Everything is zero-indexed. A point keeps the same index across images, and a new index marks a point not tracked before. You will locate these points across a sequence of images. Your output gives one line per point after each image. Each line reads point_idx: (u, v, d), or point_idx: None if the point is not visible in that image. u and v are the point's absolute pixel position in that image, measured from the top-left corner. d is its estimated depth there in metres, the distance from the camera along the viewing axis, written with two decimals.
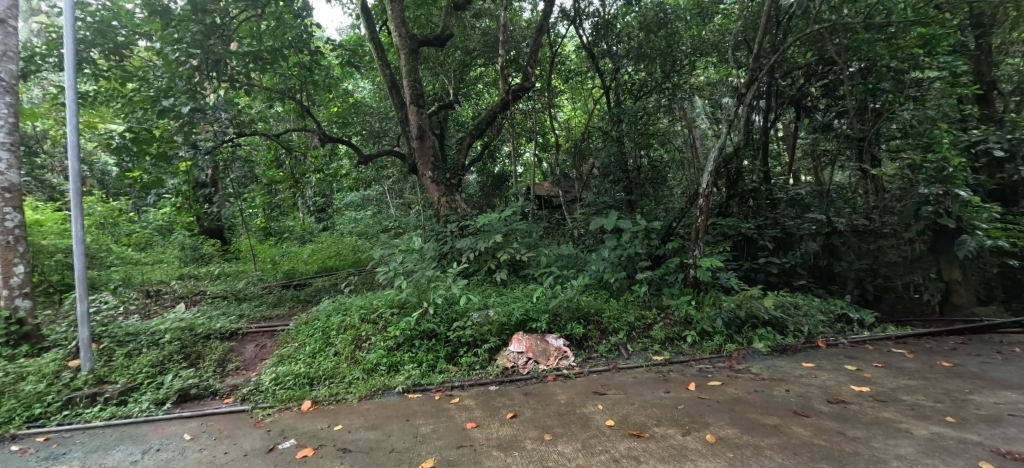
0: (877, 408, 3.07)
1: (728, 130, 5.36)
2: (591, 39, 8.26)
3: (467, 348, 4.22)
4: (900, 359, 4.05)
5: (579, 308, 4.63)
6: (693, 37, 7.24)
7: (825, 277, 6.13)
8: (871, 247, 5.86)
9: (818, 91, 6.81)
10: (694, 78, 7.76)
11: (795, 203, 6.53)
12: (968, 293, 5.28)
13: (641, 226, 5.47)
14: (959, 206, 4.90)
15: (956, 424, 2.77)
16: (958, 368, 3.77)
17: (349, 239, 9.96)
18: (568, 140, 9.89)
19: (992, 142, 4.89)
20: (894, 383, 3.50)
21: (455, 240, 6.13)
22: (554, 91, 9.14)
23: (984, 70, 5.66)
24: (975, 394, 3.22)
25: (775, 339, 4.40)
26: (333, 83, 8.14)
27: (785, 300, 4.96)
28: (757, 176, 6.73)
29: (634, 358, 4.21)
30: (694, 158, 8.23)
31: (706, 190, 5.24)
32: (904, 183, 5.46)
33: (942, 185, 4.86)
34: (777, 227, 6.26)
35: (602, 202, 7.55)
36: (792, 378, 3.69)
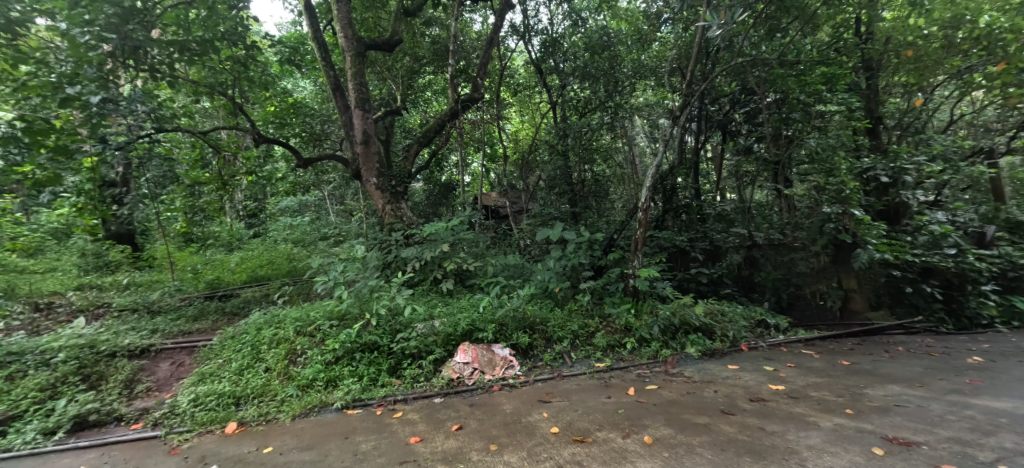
0: (790, 404, 3.41)
1: (663, 148, 5.74)
2: (540, 55, 8.48)
3: (411, 360, 4.10)
4: (809, 359, 4.52)
5: (525, 317, 4.68)
6: (633, 61, 7.70)
7: (747, 286, 6.60)
8: (785, 258, 6.42)
9: (741, 118, 7.42)
10: (634, 99, 8.20)
11: (721, 218, 7.09)
12: (863, 299, 5.88)
13: (585, 238, 5.67)
14: (854, 223, 5.55)
15: (854, 415, 3.15)
16: (854, 366, 4.27)
17: (283, 246, 9.33)
18: (516, 152, 10.08)
19: (880, 170, 5.64)
20: (804, 381, 3.89)
21: (400, 249, 5.97)
22: (502, 104, 9.29)
23: (873, 107, 6.55)
24: (869, 389, 3.67)
25: (705, 344, 4.73)
26: (271, 80, 7.66)
27: (713, 307, 5.31)
28: (689, 193, 7.46)
29: (578, 366, 4.33)
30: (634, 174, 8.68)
31: (644, 204, 5.56)
32: (811, 202, 6.21)
33: (841, 205, 5.58)
34: (706, 240, 6.80)
35: (547, 213, 7.72)
36: (719, 380, 3.99)
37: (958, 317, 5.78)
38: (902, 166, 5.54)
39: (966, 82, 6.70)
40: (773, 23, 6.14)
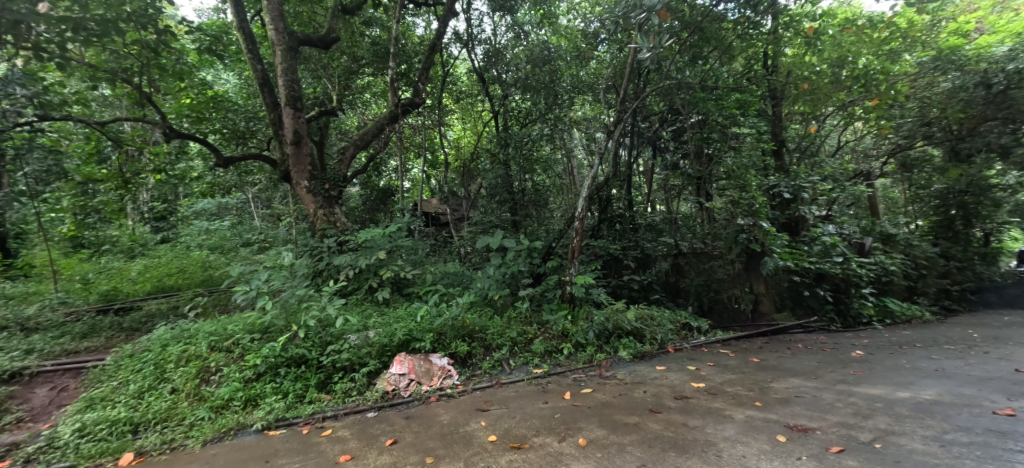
0: (709, 400, 3.69)
1: (598, 161, 5.97)
2: (483, 65, 8.61)
3: (342, 374, 3.89)
4: (725, 357, 4.93)
5: (464, 326, 4.64)
6: (572, 76, 8.01)
7: (673, 291, 6.98)
8: (706, 266, 6.90)
9: (669, 135, 7.99)
10: (573, 113, 8.52)
11: (650, 228, 7.46)
12: (769, 302, 6.59)
13: (524, 246, 5.75)
14: (763, 234, 6.17)
15: (762, 407, 3.48)
16: (763, 362, 4.73)
17: (198, 253, 8.45)
18: (457, 159, 10.03)
19: (783, 187, 6.37)
20: (721, 378, 4.24)
21: (332, 257, 5.67)
22: (444, 110, 9.23)
23: (778, 131, 7.34)
24: (775, 382, 4.08)
25: (636, 347, 4.99)
26: (188, 70, 6.97)
27: (643, 312, 5.62)
28: (623, 204, 7.92)
29: (516, 373, 4.37)
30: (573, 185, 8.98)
31: (581, 213, 5.78)
32: (728, 215, 6.68)
33: (751, 218, 6.27)
34: (638, 249, 7.18)
35: (488, 221, 7.74)
36: (648, 380, 4.22)
37: (845, 316, 6.60)
38: (800, 184, 6.30)
39: (850, 113, 7.74)
40: (695, 50, 6.72)
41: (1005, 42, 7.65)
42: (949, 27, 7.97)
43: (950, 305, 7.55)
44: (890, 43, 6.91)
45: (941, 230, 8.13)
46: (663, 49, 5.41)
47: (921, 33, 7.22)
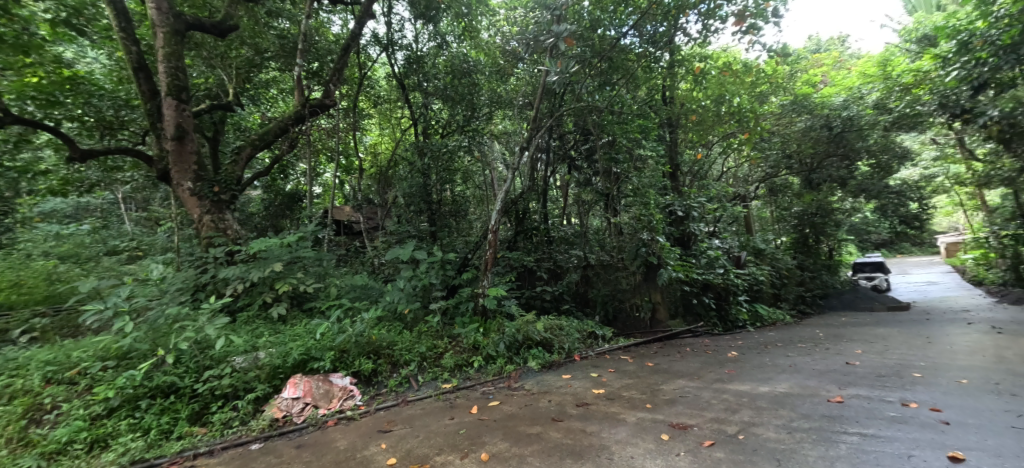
0: (607, 405, 3.91)
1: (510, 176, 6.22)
2: (403, 71, 8.29)
3: (223, 402, 3.50)
4: (625, 363, 5.29)
5: (369, 342, 4.43)
6: (490, 90, 8.17)
7: (581, 301, 7.28)
8: (611, 277, 7.25)
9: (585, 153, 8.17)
10: (494, 126, 8.64)
11: (563, 240, 7.82)
12: (664, 309, 7.07)
13: (437, 257, 5.64)
14: (660, 248, 6.79)
15: (652, 409, 3.78)
16: (656, 366, 5.14)
17: (44, 263, 7.07)
18: (373, 166, 9.62)
19: (676, 206, 7.15)
20: (619, 383, 4.53)
21: (219, 269, 5.10)
22: (360, 114, 8.86)
23: (674, 156, 8.29)
24: (665, 384, 4.46)
25: (544, 357, 5.15)
26: (37, 44, 5.87)
27: (553, 322, 5.82)
28: (538, 217, 8.18)
29: (423, 389, 4.26)
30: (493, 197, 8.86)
31: (494, 226, 5.95)
32: (631, 229, 7.12)
33: (648, 233, 6.84)
34: (551, 260, 7.46)
35: (404, 231, 7.55)
36: (554, 390, 4.37)
37: (726, 320, 7.42)
38: (690, 204, 7.14)
39: (730, 143, 8.81)
40: (604, 76, 7.09)
41: (840, 94, 9.31)
42: (802, 78, 9.50)
43: (805, 309, 8.86)
44: (759, 87, 8.07)
45: (799, 246, 9.48)
46: (569, 74, 5.68)
47: (782, 80, 8.51)
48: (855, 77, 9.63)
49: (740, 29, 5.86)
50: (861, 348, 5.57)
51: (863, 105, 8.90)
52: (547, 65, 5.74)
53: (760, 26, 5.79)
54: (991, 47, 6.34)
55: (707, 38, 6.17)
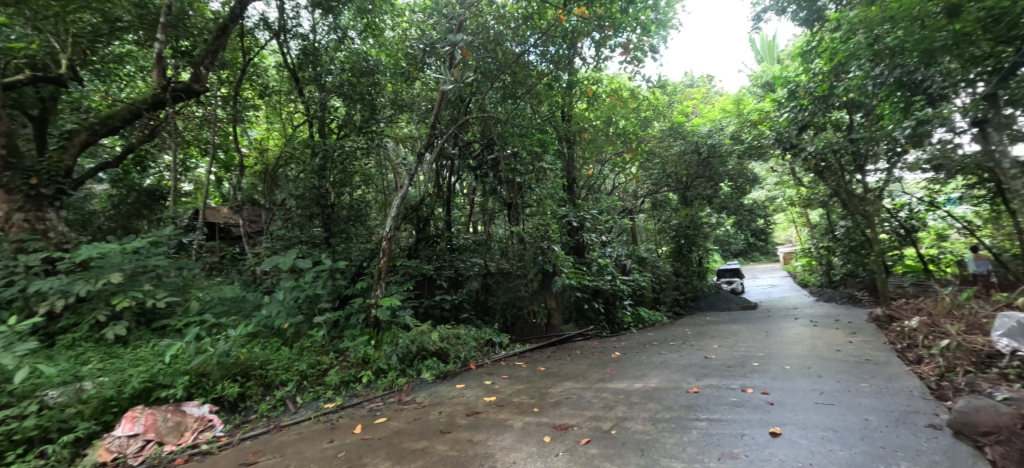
0: (497, 412, 3.95)
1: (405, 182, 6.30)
2: (297, 62, 7.69)
3: (26, 449, 2.84)
4: (518, 369, 5.42)
5: (236, 363, 3.96)
6: (393, 92, 7.76)
7: (482, 309, 7.34)
8: (510, 284, 7.41)
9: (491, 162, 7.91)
10: (397, 129, 8.31)
11: (464, 250, 7.66)
12: (559, 315, 7.45)
13: (324, 266, 5.14)
14: (555, 256, 7.11)
15: (539, 413, 3.90)
16: (547, 370, 5.35)
17: None
18: (260, 162, 8.30)
19: (572, 217, 7.63)
20: (511, 390, 4.61)
21: (35, 282, 4.16)
22: (241, 104, 7.88)
23: (571, 170, 8.79)
24: (553, 387, 4.65)
25: (439, 367, 5.06)
26: None
27: (449, 332, 5.75)
28: (441, 225, 8.02)
29: (301, 411, 3.91)
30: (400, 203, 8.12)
31: (388, 233, 5.86)
32: (530, 238, 7.30)
33: (545, 242, 7.17)
34: (452, 268, 7.39)
35: (292, 238, 6.82)
36: (445, 401, 4.30)
37: (614, 323, 8.04)
38: (583, 216, 7.64)
39: (618, 161, 9.56)
40: (508, 90, 7.15)
41: (707, 124, 10.67)
42: (678, 107, 10.70)
43: (679, 311, 9.95)
44: (640, 112, 8.92)
45: (675, 255, 10.62)
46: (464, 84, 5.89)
47: (660, 108, 9.50)
48: (717, 111, 11.14)
49: (626, 59, 6.44)
50: (717, 343, 6.41)
51: (723, 135, 10.33)
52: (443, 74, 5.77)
53: (641, 58, 6.42)
54: (810, 96, 7.73)
55: (598, 64, 6.64)
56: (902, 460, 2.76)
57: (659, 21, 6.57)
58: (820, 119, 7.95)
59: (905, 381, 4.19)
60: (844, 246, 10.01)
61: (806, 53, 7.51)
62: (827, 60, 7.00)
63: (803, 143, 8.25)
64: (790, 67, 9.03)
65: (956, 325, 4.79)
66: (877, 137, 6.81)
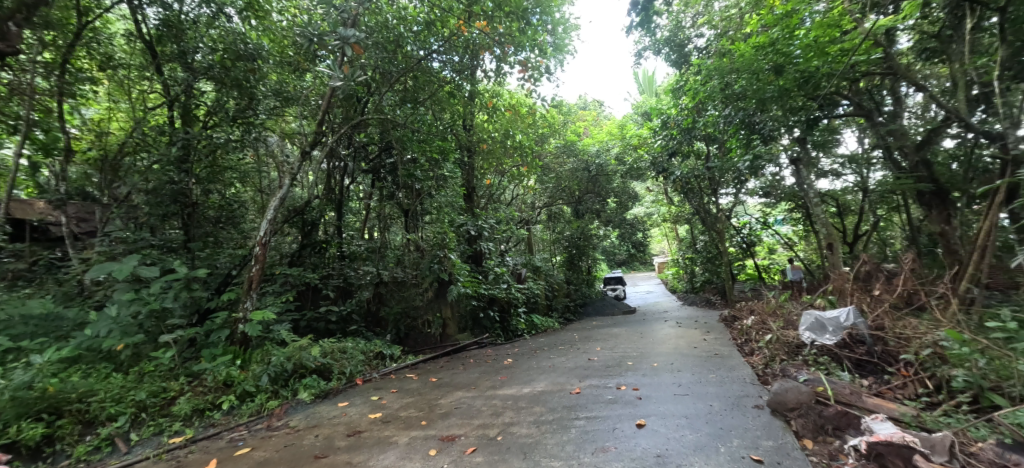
0: (382, 429, 3.73)
1: (288, 181, 5.71)
2: (157, 33, 6.06)
3: None
4: (409, 382, 5.22)
5: (45, 396, 3.23)
6: (278, 81, 6.60)
7: (373, 321, 6.96)
8: (404, 294, 7.16)
9: (390, 166, 7.62)
10: (287, 124, 7.35)
11: (353, 257, 7.19)
12: (454, 324, 7.38)
13: (179, 275, 4.45)
14: (451, 265, 7.00)
15: (426, 425, 3.77)
16: (439, 381, 5.24)
17: None
18: (99, 149, 6.63)
19: (470, 226, 7.65)
20: (399, 404, 4.40)
21: None
22: (75, 75, 6.06)
23: (470, 180, 8.80)
24: (443, 398, 4.55)
25: (318, 385, 4.65)
26: None
27: (333, 346, 5.34)
28: (331, 230, 7.46)
29: (138, 450, 3.28)
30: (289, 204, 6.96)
31: (262, 237, 5.26)
32: (428, 246, 7.16)
33: (441, 251, 7.05)
34: (341, 277, 6.84)
35: (141, 240, 5.30)
36: (325, 422, 3.95)
37: (508, 330, 8.25)
38: (481, 225, 7.71)
39: (516, 173, 9.82)
40: (409, 93, 6.96)
41: (596, 144, 11.50)
42: (572, 127, 11.36)
43: (570, 318, 10.51)
44: (537, 128, 9.29)
45: (568, 264, 11.22)
46: (356, 82, 5.60)
47: (556, 126, 9.98)
48: (605, 133, 12.07)
49: (524, 76, 6.69)
50: (600, 345, 6.89)
51: (609, 156, 11.23)
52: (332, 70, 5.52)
53: (538, 77, 6.71)
54: (677, 128, 8.72)
55: (498, 78, 6.79)
56: (737, 439, 3.23)
57: (556, 45, 6.88)
58: (686, 148, 9.09)
59: (742, 370, 4.92)
60: (703, 258, 11.54)
61: (676, 89, 8.52)
62: (689, 99, 7.85)
63: (672, 168, 9.45)
64: (663, 100, 10.17)
65: (778, 322, 5.79)
66: (726, 166, 7.97)
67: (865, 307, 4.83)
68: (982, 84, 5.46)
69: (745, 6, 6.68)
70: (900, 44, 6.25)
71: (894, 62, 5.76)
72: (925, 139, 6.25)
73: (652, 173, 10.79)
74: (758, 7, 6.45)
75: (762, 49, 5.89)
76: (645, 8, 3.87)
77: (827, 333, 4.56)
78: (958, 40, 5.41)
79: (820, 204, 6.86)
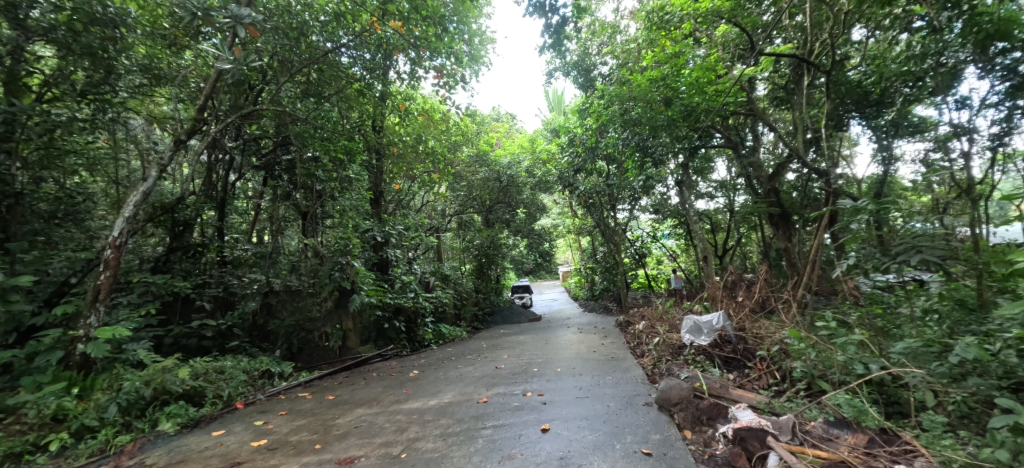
0: (266, 458, 3.35)
1: (156, 174, 4.88)
2: None
3: None
4: (301, 402, 4.77)
5: None
6: (146, 55, 5.36)
7: (259, 335, 6.26)
8: (298, 304, 6.56)
9: (286, 164, 6.98)
10: (156, 106, 6.21)
11: (238, 263, 6.39)
12: (355, 336, 6.95)
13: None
14: (355, 273, 6.55)
15: (320, 449, 3.47)
16: (337, 399, 4.87)
17: None
18: None
19: (376, 232, 7.29)
20: (288, 427, 3.99)
21: None
22: None
23: (378, 184, 8.42)
24: (340, 417, 4.23)
25: (186, 413, 4.03)
26: None
27: (207, 366, 4.67)
28: (210, 232, 6.56)
29: None
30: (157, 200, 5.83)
31: (116, 239, 4.41)
32: (328, 253, 6.66)
33: (344, 257, 6.51)
34: (220, 286, 6.01)
35: None
36: (194, 455, 3.42)
37: (414, 341, 7.99)
38: (389, 232, 7.39)
39: (427, 180, 9.62)
40: (312, 87, 6.48)
41: (508, 156, 11.77)
42: (485, 137, 11.48)
43: (478, 326, 10.54)
44: (451, 135, 9.23)
45: (477, 273, 11.26)
46: (249, 67, 5.03)
47: (469, 135, 10.01)
48: (516, 146, 12.42)
49: (439, 82, 6.63)
50: (507, 353, 7.01)
51: (520, 168, 11.56)
52: (219, 51, 4.91)
53: (453, 85, 6.71)
54: (583, 146, 9.30)
55: (412, 81, 6.62)
56: (629, 435, 3.51)
57: (471, 55, 6.95)
58: (590, 166, 9.74)
59: (635, 371, 5.37)
60: (602, 267, 12.43)
61: (582, 111, 9.12)
62: (593, 121, 8.45)
63: (577, 183, 10.06)
64: (571, 119, 10.79)
65: (663, 326, 6.46)
66: (624, 184, 8.72)
67: (732, 311, 5.61)
68: (814, 130, 6.76)
69: (643, 42, 7.45)
70: (758, 91, 7.51)
71: (754, 105, 6.79)
72: (776, 172, 7.51)
73: (559, 187, 11.36)
74: (653, 44, 7.21)
75: (655, 82, 6.68)
76: (557, 32, 4.10)
77: (703, 333, 5.21)
78: (798, 93, 6.64)
79: (699, 222, 7.84)
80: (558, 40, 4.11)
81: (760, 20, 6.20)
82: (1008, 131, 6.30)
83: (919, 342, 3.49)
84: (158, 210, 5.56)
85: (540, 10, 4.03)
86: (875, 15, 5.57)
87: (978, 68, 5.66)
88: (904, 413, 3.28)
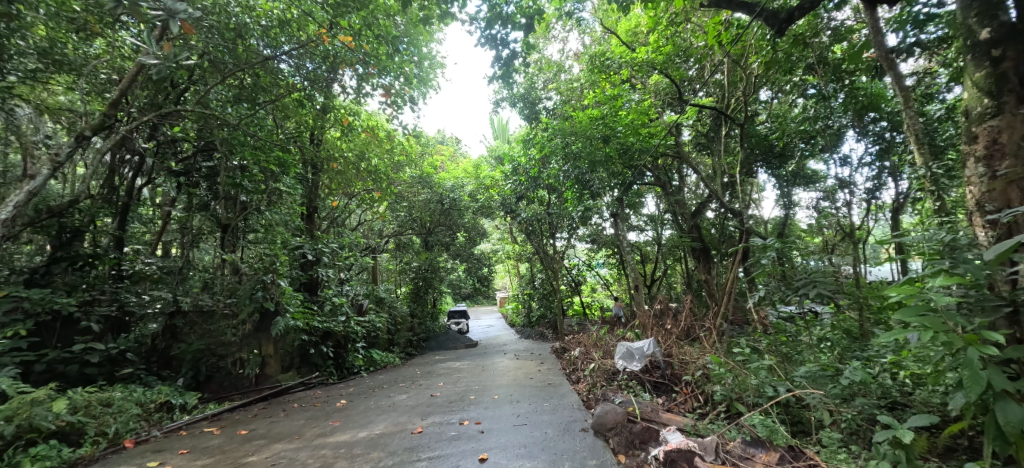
0: None
1: (48, 172, 4.23)
2: None
3: None
4: (207, 438, 4.22)
5: None
6: (46, 38, 4.73)
7: (158, 361, 5.50)
8: (209, 326, 5.88)
9: (207, 172, 6.40)
10: (53, 96, 5.50)
11: (139, 278, 5.65)
12: (275, 363, 6.33)
13: None
14: (279, 293, 5.99)
15: None
16: (250, 433, 4.37)
17: None
18: None
19: (307, 249, 6.82)
20: None
21: None
22: None
23: (312, 198, 7.97)
24: (254, 455, 3.79)
25: (60, 455, 3.40)
26: None
27: (91, 397, 4.01)
28: (107, 241, 5.76)
29: None
30: (42, 202, 5.06)
31: None
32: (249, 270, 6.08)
33: (268, 276, 5.91)
34: (112, 304, 5.23)
35: None
36: None
37: (341, 368, 7.48)
38: (321, 249, 6.95)
39: (366, 198, 9.29)
40: (244, 92, 6.11)
41: (451, 180, 11.76)
42: (429, 159, 11.40)
43: (412, 352, 10.12)
44: (395, 155, 9.05)
45: (413, 296, 10.90)
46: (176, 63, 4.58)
47: (413, 156, 9.89)
48: (460, 170, 12.47)
49: (386, 101, 6.53)
50: (443, 381, 6.78)
51: (463, 192, 11.58)
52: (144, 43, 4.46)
53: (400, 105, 6.64)
54: (525, 175, 9.56)
55: (357, 97, 6.45)
56: (567, 461, 3.53)
57: (421, 78, 7.00)
58: (533, 194, 10.01)
59: (570, 397, 5.46)
60: (539, 294, 12.62)
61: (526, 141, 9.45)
62: (536, 151, 8.72)
63: (518, 210, 10.26)
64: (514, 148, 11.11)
65: (598, 352, 6.66)
66: (564, 213, 9.06)
67: (660, 338, 5.93)
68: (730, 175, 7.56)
69: (585, 83, 7.99)
70: (683, 136, 8.34)
71: (681, 149, 7.51)
72: (698, 210, 8.26)
73: (501, 212, 11.50)
74: (594, 85, 7.74)
75: (595, 120, 7.04)
76: (507, 64, 4.28)
77: (635, 359, 5.43)
78: (717, 140, 7.45)
79: (631, 252, 8.31)
80: (507, 71, 4.29)
81: (686, 74, 6.90)
82: (878, 187, 7.54)
83: (819, 366, 3.91)
84: (44, 213, 4.81)
85: (492, 42, 4.18)
86: (780, 81, 6.46)
87: (856, 132, 6.83)
88: (806, 431, 3.64)
